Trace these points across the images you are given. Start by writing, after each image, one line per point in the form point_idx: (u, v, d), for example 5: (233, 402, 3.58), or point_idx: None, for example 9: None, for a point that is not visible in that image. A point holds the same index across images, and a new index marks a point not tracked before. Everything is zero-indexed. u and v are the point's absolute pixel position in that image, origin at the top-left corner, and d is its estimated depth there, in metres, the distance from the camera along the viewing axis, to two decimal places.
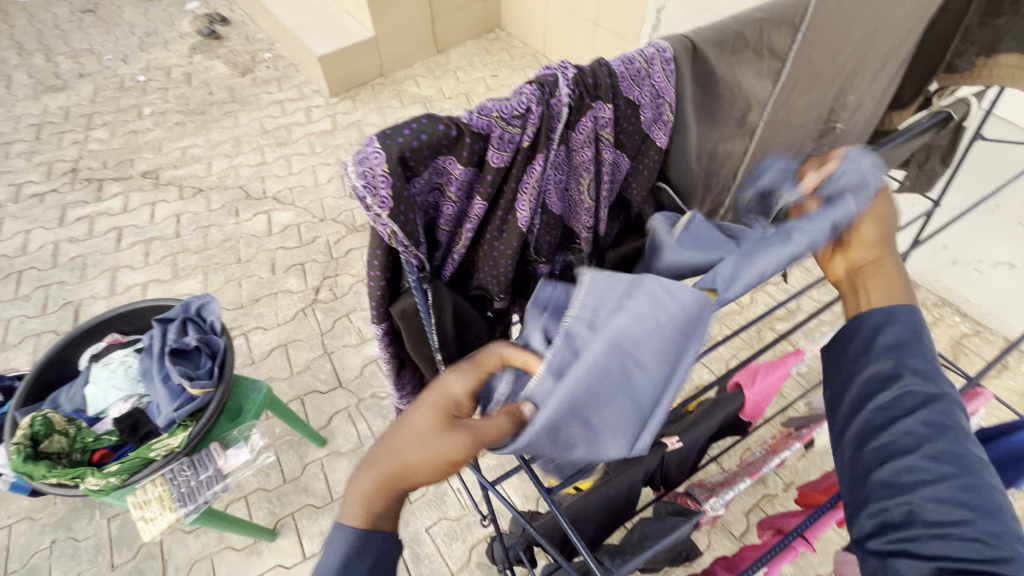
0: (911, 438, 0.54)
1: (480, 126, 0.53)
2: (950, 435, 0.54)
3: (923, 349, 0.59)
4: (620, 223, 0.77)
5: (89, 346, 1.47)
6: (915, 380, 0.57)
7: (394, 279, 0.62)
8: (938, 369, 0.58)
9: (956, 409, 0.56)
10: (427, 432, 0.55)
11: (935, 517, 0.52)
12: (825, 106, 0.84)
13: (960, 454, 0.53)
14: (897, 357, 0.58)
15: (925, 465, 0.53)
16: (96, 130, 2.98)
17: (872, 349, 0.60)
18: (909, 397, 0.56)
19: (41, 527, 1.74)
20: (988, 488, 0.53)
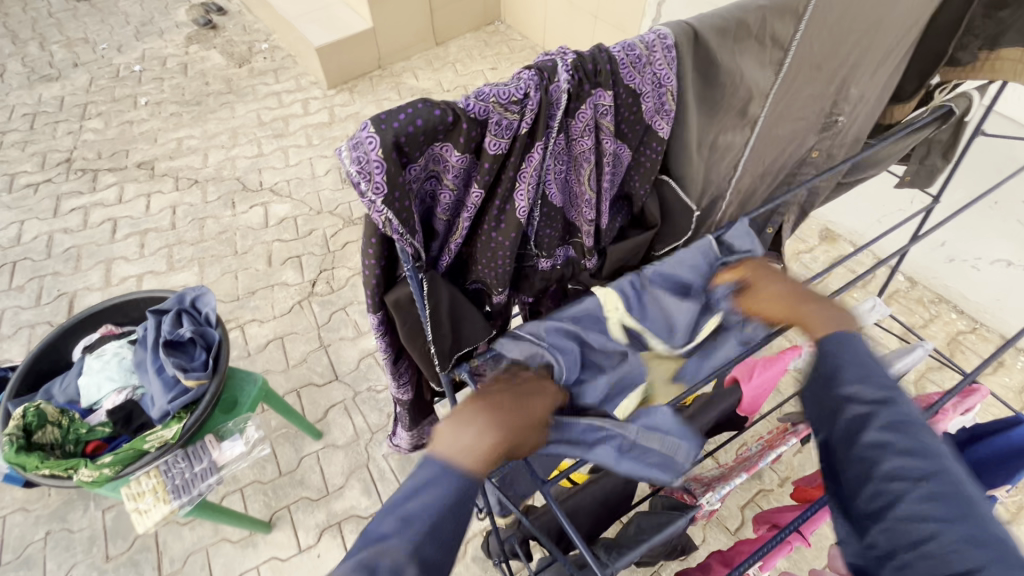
0: (868, 459, 0.57)
1: (477, 111, 0.52)
2: (899, 445, 0.57)
3: (861, 368, 0.63)
4: (621, 216, 0.76)
5: (83, 337, 1.47)
6: (854, 402, 0.61)
7: (389, 268, 0.61)
8: (878, 384, 0.62)
9: (902, 417, 0.59)
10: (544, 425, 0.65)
11: (912, 533, 0.53)
12: (828, 98, 0.83)
13: (919, 463, 0.56)
14: (838, 384, 0.63)
15: (885, 484, 0.55)
16: (91, 120, 2.95)
17: (819, 382, 0.65)
18: (855, 419, 0.60)
19: (35, 518, 1.74)
20: (954, 490, 0.54)
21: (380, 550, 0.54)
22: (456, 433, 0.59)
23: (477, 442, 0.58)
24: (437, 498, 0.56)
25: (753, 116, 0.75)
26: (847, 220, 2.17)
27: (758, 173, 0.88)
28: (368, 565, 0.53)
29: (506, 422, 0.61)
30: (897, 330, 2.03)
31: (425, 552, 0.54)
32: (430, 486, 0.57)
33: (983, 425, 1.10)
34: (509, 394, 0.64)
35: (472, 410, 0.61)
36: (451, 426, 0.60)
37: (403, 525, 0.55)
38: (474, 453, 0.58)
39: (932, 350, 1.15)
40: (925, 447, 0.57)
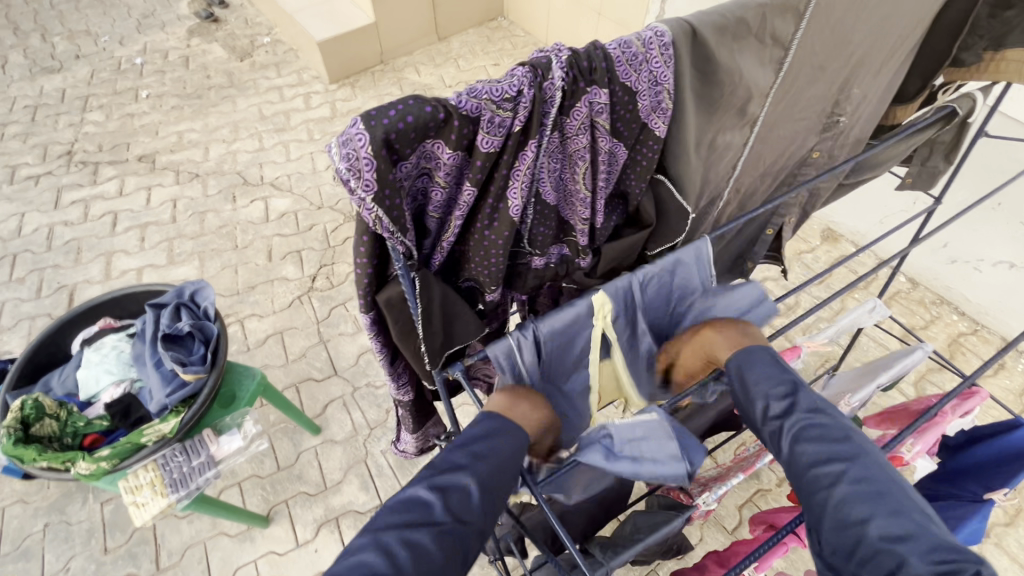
0: (794, 476, 0.63)
1: (469, 108, 0.51)
2: (811, 455, 0.62)
3: (762, 382, 0.70)
4: (617, 214, 0.75)
5: (82, 330, 1.46)
6: (767, 423, 0.67)
7: (381, 267, 0.60)
8: (783, 394, 0.67)
9: (808, 423, 0.64)
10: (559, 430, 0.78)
11: (846, 539, 0.57)
12: (829, 98, 0.82)
13: (832, 467, 0.60)
14: (751, 407, 0.69)
15: (812, 495, 0.60)
16: (92, 113, 2.94)
17: (740, 408, 0.71)
18: (773, 438, 0.66)
19: (34, 509, 1.74)
20: (871, 483, 0.58)
21: (454, 477, 0.62)
22: (514, 404, 0.71)
23: (532, 414, 0.71)
24: (504, 446, 0.66)
25: (752, 115, 0.75)
26: (849, 220, 2.16)
27: (757, 173, 0.87)
28: (441, 487, 0.61)
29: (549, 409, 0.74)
30: (898, 331, 2.02)
31: (489, 490, 0.62)
32: (498, 434, 0.67)
33: (981, 428, 1.10)
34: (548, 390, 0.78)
35: (526, 390, 0.73)
36: (511, 397, 0.71)
37: (475, 459, 0.63)
38: (530, 423, 0.70)
39: (932, 352, 1.14)
40: (837, 448, 0.61)
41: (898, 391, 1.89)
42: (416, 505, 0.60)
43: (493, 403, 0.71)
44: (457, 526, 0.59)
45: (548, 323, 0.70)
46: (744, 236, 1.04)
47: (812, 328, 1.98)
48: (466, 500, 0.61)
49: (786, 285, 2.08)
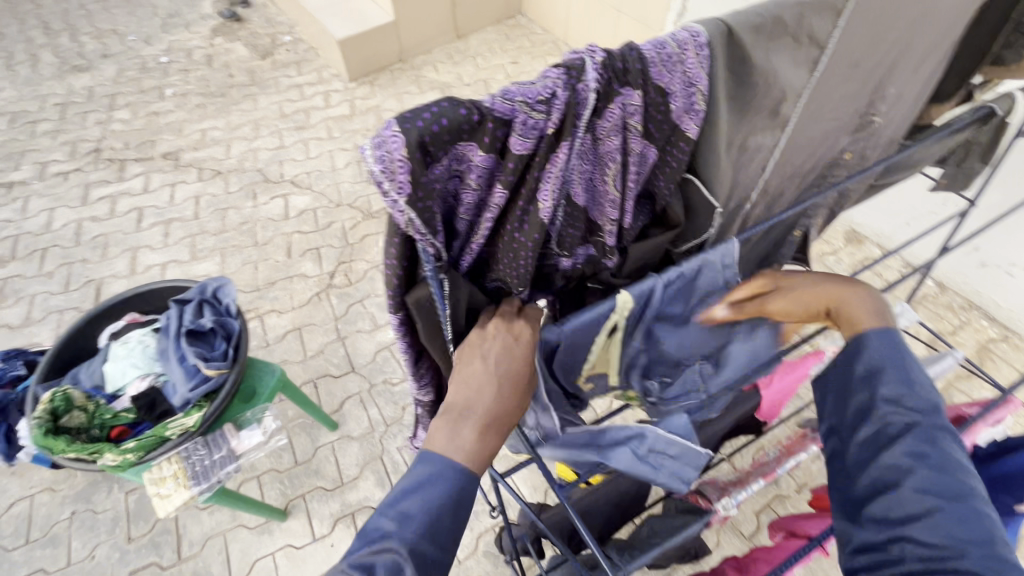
0: (899, 469, 0.59)
1: (504, 110, 0.51)
2: (933, 461, 0.58)
3: (902, 374, 0.64)
4: (644, 215, 0.74)
5: (109, 324, 1.50)
6: (893, 410, 0.62)
7: (411, 268, 0.60)
8: (922, 394, 0.62)
9: (939, 433, 0.60)
10: (516, 372, 0.63)
11: (930, 548, 0.55)
12: (864, 99, 0.80)
13: (949, 482, 0.57)
14: (874, 391, 0.64)
15: (911, 497, 0.57)
16: (119, 111, 3.01)
17: (856, 383, 0.66)
18: (891, 427, 0.61)
19: (62, 498, 1.79)
20: (981, 514, 0.56)
21: (379, 549, 0.56)
22: (452, 433, 0.61)
23: (473, 443, 0.60)
24: (435, 495, 0.59)
25: (785, 116, 0.73)
26: (875, 222, 2.11)
27: (787, 174, 0.85)
28: (365, 565, 0.55)
29: (496, 414, 0.61)
30: (925, 336, 1.97)
31: (423, 552, 0.56)
32: (427, 483, 0.59)
33: (1014, 438, 1.07)
34: (491, 379, 0.62)
35: (465, 407, 0.61)
36: (445, 426, 0.61)
37: (403, 521, 0.57)
38: (471, 454, 0.60)
39: (963, 358, 1.11)
40: (960, 471, 0.58)
41: None
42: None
43: (429, 435, 0.62)
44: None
45: (570, 324, 0.68)
46: (770, 238, 1.02)
47: None
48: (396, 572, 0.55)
49: None
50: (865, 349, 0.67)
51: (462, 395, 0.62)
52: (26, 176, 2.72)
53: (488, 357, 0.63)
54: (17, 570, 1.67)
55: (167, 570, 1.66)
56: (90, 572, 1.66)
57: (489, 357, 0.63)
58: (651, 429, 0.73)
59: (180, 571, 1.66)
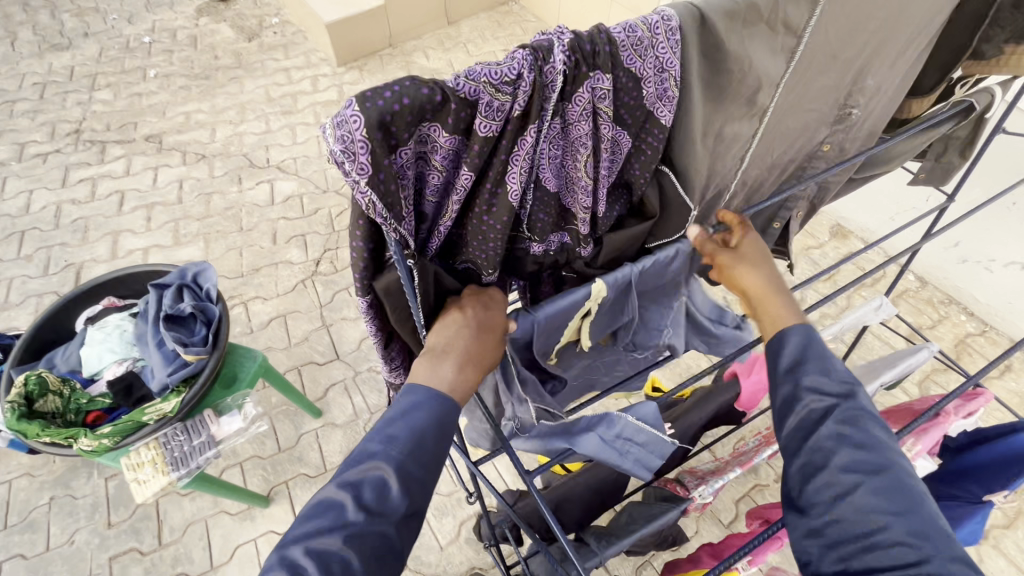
0: (824, 451, 0.59)
1: (468, 91, 0.50)
2: (853, 441, 0.59)
3: (820, 361, 0.64)
4: (620, 204, 0.73)
5: (86, 308, 1.47)
6: (814, 397, 0.62)
7: (377, 252, 0.60)
8: (840, 377, 0.63)
9: (858, 412, 0.60)
10: (497, 322, 0.66)
11: (860, 524, 0.55)
12: (842, 89, 0.80)
13: (872, 459, 0.57)
14: (797, 379, 0.64)
15: (836, 478, 0.57)
16: (100, 91, 2.94)
17: (781, 375, 0.66)
18: (813, 413, 0.62)
19: (40, 483, 1.77)
20: (903, 483, 0.56)
21: (366, 469, 0.57)
22: (433, 367, 0.61)
23: (454, 375, 0.61)
24: (421, 420, 0.59)
25: (762, 106, 0.72)
26: (859, 216, 2.13)
27: (765, 165, 0.85)
28: (354, 482, 0.56)
29: (476, 350, 0.63)
30: (904, 330, 1.99)
31: (409, 471, 0.57)
32: (412, 410, 0.60)
33: (983, 429, 1.09)
34: (471, 320, 0.65)
35: (447, 344, 0.63)
36: (427, 361, 0.62)
37: (388, 442, 0.58)
38: (452, 385, 0.61)
39: (938, 351, 1.13)
40: (881, 447, 0.58)
41: (901, 390, 1.87)
42: (325, 508, 0.55)
43: (411, 372, 0.62)
44: (374, 519, 0.55)
45: (543, 310, 0.67)
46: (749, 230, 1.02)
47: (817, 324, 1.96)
48: (384, 489, 0.56)
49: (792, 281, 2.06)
50: (787, 340, 0.67)
51: (443, 335, 0.64)
52: (4, 156, 2.66)
53: (468, 305, 0.66)
54: None
55: (147, 556, 1.65)
56: (69, 557, 1.65)
57: (469, 304, 0.66)
58: (622, 416, 0.74)
59: (160, 556, 1.65)
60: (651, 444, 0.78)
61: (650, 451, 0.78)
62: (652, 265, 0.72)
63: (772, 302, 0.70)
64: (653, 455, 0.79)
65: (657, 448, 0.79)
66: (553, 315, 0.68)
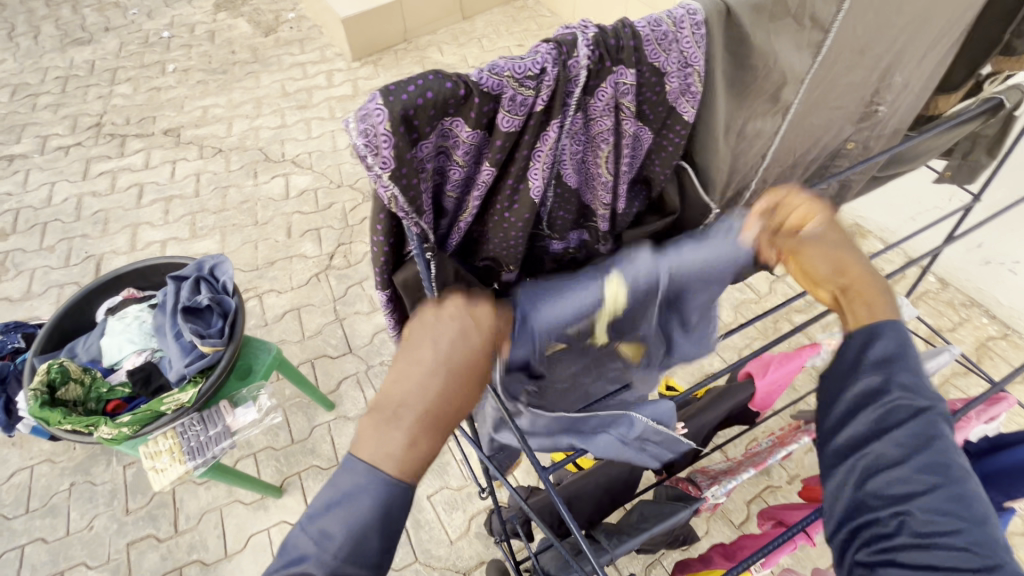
0: (904, 451, 0.57)
1: (491, 85, 0.49)
2: (938, 447, 0.57)
3: (911, 358, 0.61)
4: (639, 200, 0.73)
5: (106, 300, 1.50)
6: (903, 393, 0.59)
7: (398, 247, 0.60)
8: (928, 383, 0.60)
9: (944, 420, 0.58)
10: (461, 368, 0.56)
11: (929, 526, 0.54)
12: (868, 85, 0.78)
13: (949, 463, 0.56)
14: (885, 370, 0.60)
15: (915, 476, 0.55)
16: (120, 85, 2.98)
17: (865, 363, 0.62)
18: (899, 411, 0.58)
19: (61, 469, 1.81)
20: (977, 497, 0.56)
21: (295, 575, 0.52)
22: (383, 437, 0.54)
23: (405, 450, 0.54)
24: (356, 515, 0.53)
25: (786, 102, 0.71)
26: (878, 215, 2.10)
27: (788, 163, 0.84)
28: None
29: (432, 413, 0.54)
30: (923, 332, 1.96)
31: (346, 574, 0.52)
32: (349, 500, 0.53)
33: (1005, 434, 1.07)
34: (429, 373, 0.55)
35: (397, 409, 0.54)
36: (375, 429, 0.55)
37: (322, 543, 0.53)
38: (402, 461, 0.54)
39: (959, 354, 1.11)
40: (958, 454, 0.57)
41: None
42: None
43: (356, 439, 0.55)
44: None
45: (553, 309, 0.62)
46: None
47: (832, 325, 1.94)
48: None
49: None
50: (878, 331, 0.62)
51: (396, 394, 0.55)
52: (27, 149, 2.71)
53: (428, 351, 0.55)
54: (17, 538, 1.70)
55: (163, 542, 1.69)
56: (89, 542, 1.68)
57: (428, 349, 0.56)
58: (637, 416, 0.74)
59: (176, 543, 1.68)
60: (664, 436, 0.78)
61: (661, 442, 0.79)
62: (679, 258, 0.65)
63: (867, 283, 0.65)
64: (665, 445, 0.80)
65: (668, 439, 0.80)
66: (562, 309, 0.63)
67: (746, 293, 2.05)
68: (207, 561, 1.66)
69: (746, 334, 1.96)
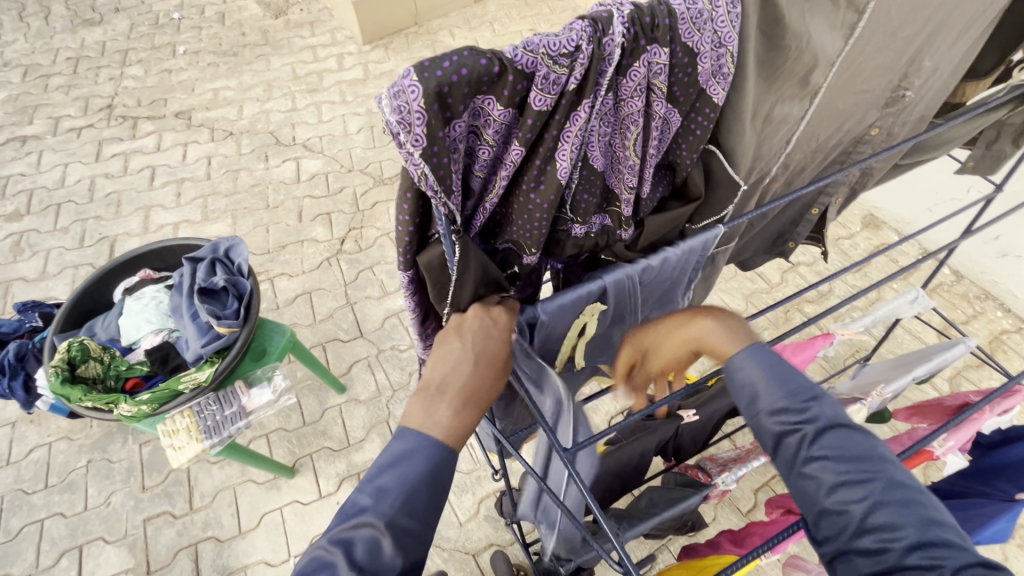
0: (811, 483, 0.57)
1: (526, 63, 0.49)
2: (838, 464, 0.56)
3: (776, 382, 0.62)
4: (663, 185, 0.73)
5: (123, 280, 1.52)
6: (781, 425, 0.60)
7: (423, 226, 0.60)
8: (802, 394, 0.61)
9: (832, 430, 0.58)
10: (490, 352, 0.63)
11: (875, 554, 0.53)
12: (897, 69, 0.77)
13: (857, 480, 0.55)
14: (759, 408, 0.62)
15: (832, 508, 0.56)
16: (131, 67, 2.98)
17: (742, 407, 0.64)
18: (790, 443, 0.60)
19: (79, 446, 1.85)
20: (900, 495, 0.54)
21: (356, 525, 0.56)
22: (428, 410, 0.60)
23: (450, 420, 0.60)
24: (412, 472, 0.58)
25: (815, 86, 0.70)
26: (895, 206, 2.07)
27: (810, 149, 0.83)
28: (344, 539, 0.56)
29: (471, 386, 0.61)
30: (936, 324, 1.95)
31: (400, 525, 0.57)
32: (403, 460, 0.59)
33: (1018, 428, 1.07)
34: (468, 357, 0.62)
35: (440, 382, 0.61)
36: (422, 402, 0.61)
37: (379, 497, 0.57)
38: (448, 430, 0.60)
39: (974, 346, 1.10)
40: (864, 459, 0.57)
41: (931, 386, 1.83)
42: (316, 570, 0.54)
43: (406, 412, 0.61)
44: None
45: (550, 304, 0.68)
46: (784, 215, 1.02)
47: (843, 316, 1.93)
48: (377, 547, 0.55)
49: (822, 270, 2.08)
50: (737, 372, 0.65)
51: (439, 372, 0.62)
52: (40, 130, 2.72)
53: (460, 333, 0.64)
54: (36, 513, 1.73)
55: (179, 519, 1.72)
56: (106, 517, 1.72)
57: (468, 338, 0.63)
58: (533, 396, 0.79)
59: (192, 520, 1.72)
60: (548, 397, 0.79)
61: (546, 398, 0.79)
62: (657, 263, 0.72)
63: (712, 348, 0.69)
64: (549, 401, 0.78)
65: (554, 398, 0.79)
66: (551, 316, 0.69)
67: (756, 283, 2.05)
68: (222, 537, 1.69)
69: (757, 323, 1.96)
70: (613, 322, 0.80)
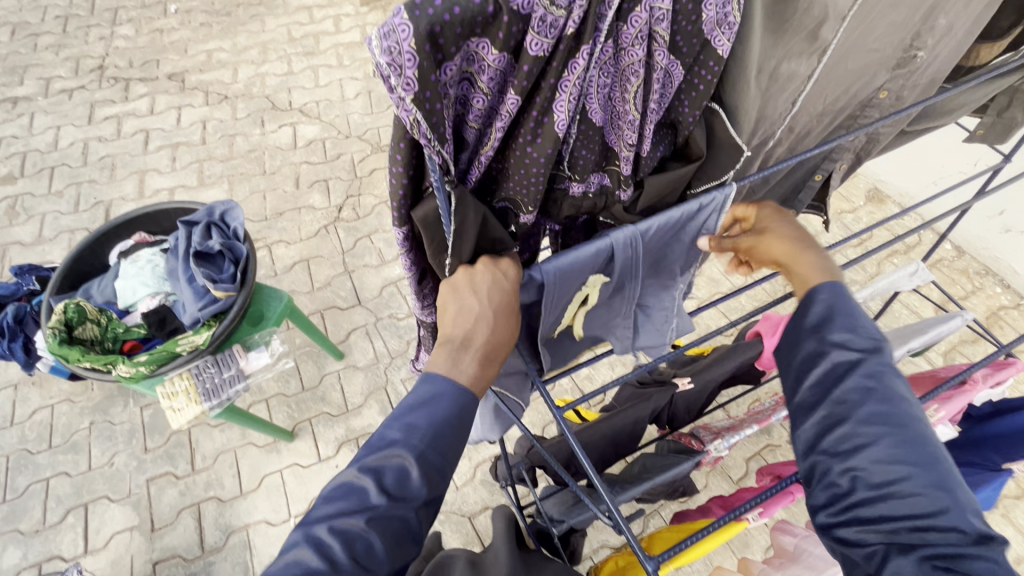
0: (848, 405, 0.60)
1: (521, 4, 0.47)
2: (879, 396, 0.59)
3: (851, 318, 0.64)
4: (664, 145, 0.71)
5: (117, 243, 1.50)
6: (839, 351, 0.62)
7: (416, 179, 0.59)
8: (868, 332, 0.63)
9: (884, 368, 0.61)
10: (504, 307, 0.65)
11: (882, 478, 0.56)
12: (909, 27, 0.74)
13: (894, 413, 0.58)
14: (826, 334, 0.64)
15: (860, 430, 0.58)
16: (121, 26, 2.89)
17: (806, 330, 0.66)
18: (838, 368, 0.62)
19: (80, 409, 1.87)
20: (923, 438, 0.57)
21: (386, 456, 0.59)
22: (453, 362, 0.62)
23: (474, 372, 0.63)
24: (440, 412, 0.61)
25: (824, 42, 0.67)
26: (899, 179, 2.05)
27: (815, 112, 0.81)
28: (374, 468, 0.58)
29: (493, 341, 0.63)
30: (934, 298, 1.95)
31: (429, 460, 0.59)
32: (431, 402, 0.61)
33: (1010, 400, 1.07)
34: (487, 312, 0.64)
35: (463, 338, 0.63)
36: (446, 356, 0.63)
37: (408, 432, 0.60)
38: (474, 382, 0.63)
39: (971, 319, 1.10)
40: (902, 402, 0.59)
41: (925, 359, 1.84)
42: (347, 492, 0.57)
43: (429, 363, 0.63)
44: (396, 503, 0.57)
45: (551, 265, 0.67)
46: (787, 181, 1.00)
47: None
48: (405, 476, 0.58)
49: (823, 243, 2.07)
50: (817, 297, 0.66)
51: (461, 327, 0.63)
52: (31, 91, 2.65)
53: (476, 289, 0.64)
54: (42, 472, 1.77)
55: (182, 479, 1.75)
56: (110, 477, 1.75)
57: (483, 293, 0.64)
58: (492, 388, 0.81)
59: (194, 480, 1.75)
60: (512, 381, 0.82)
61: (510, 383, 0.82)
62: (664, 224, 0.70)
63: (802, 258, 0.71)
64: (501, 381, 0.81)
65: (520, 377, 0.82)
66: (562, 272, 0.67)
67: None
68: (224, 498, 1.73)
69: (755, 296, 1.97)
70: (615, 298, 0.79)
